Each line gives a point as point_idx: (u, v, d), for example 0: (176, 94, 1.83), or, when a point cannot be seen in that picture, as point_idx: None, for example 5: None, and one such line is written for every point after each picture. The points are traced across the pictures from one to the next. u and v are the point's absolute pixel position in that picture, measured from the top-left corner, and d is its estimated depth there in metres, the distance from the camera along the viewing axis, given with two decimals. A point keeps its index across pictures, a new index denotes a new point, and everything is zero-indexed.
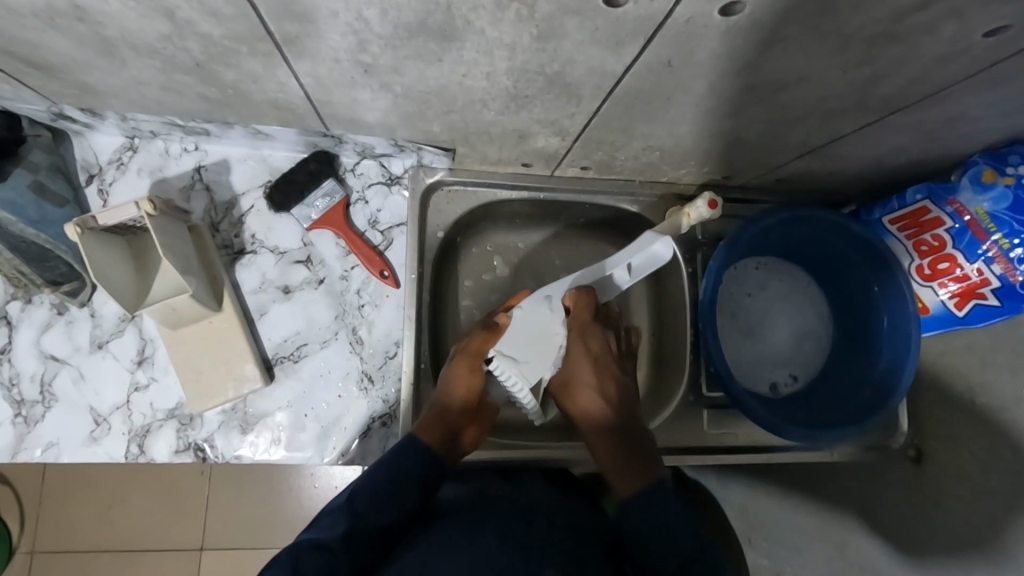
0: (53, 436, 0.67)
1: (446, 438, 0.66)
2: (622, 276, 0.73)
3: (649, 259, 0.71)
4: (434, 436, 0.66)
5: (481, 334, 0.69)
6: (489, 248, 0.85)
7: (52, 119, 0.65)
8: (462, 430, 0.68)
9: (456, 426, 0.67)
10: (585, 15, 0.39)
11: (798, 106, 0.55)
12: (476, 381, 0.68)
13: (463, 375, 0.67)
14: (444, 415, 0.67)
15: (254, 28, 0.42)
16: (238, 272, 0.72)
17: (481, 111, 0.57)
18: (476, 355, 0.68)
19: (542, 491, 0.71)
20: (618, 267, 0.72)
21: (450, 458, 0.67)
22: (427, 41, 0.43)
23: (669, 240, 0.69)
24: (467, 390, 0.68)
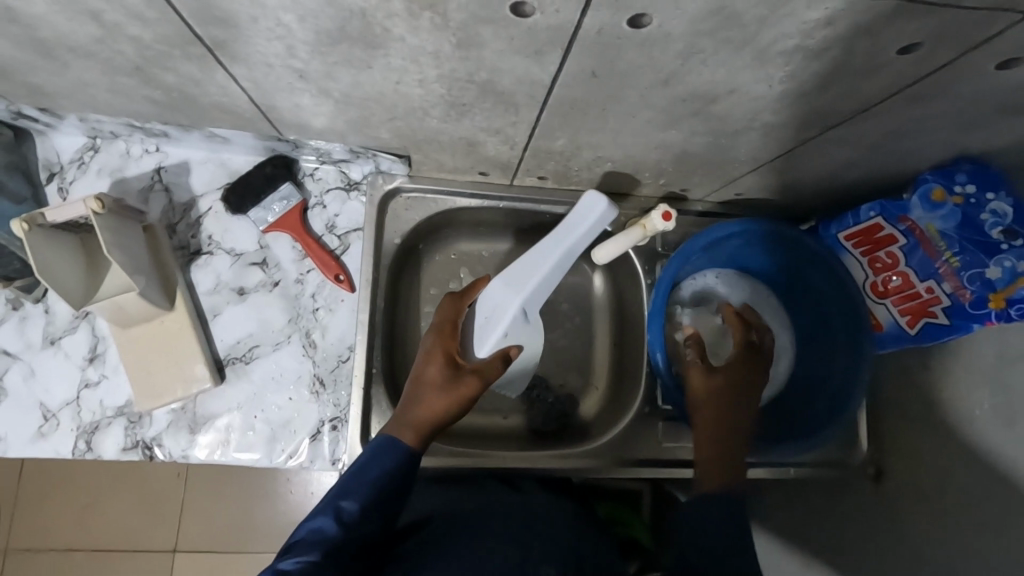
0: (0, 432, 0.68)
1: (421, 445, 0.63)
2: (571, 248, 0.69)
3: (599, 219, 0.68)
4: (414, 441, 0.62)
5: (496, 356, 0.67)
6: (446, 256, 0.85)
7: (13, 119, 0.66)
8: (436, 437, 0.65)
9: (434, 432, 0.64)
10: (497, 24, 0.40)
11: (736, 118, 0.55)
12: (472, 393, 0.65)
13: (458, 388, 0.64)
14: (421, 421, 0.63)
15: (180, 30, 0.43)
16: (193, 273, 0.73)
17: (424, 119, 0.58)
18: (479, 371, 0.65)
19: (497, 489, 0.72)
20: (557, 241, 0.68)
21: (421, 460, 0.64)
22: (351, 47, 0.44)
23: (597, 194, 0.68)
24: (449, 404, 0.64)
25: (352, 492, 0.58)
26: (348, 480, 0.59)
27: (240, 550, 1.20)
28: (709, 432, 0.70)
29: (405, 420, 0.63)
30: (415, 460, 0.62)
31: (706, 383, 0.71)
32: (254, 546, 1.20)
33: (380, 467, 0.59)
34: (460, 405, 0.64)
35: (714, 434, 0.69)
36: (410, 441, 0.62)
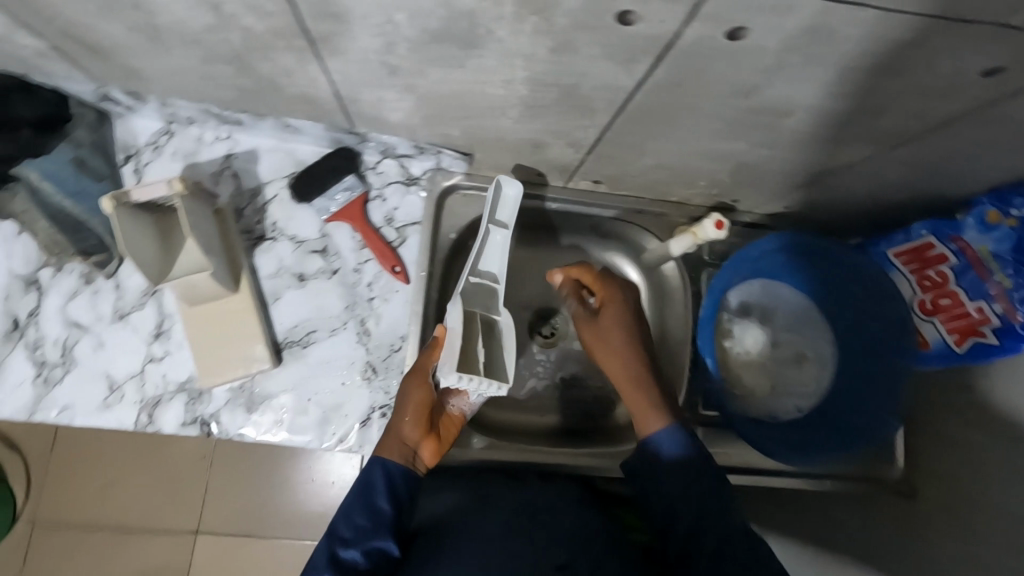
0: (67, 400, 0.70)
1: (407, 456, 0.67)
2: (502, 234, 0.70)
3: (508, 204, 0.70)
4: (395, 452, 0.67)
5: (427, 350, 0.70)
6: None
7: (98, 100, 0.69)
8: (420, 445, 0.68)
9: (415, 440, 0.68)
10: (598, 31, 0.41)
11: (805, 132, 0.56)
12: (424, 393, 0.68)
13: (414, 392, 0.69)
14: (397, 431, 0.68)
15: (292, 23, 0.45)
16: (257, 257, 0.75)
17: (498, 118, 0.60)
18: (422, 371, 0.69)
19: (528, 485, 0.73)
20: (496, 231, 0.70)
21: (415, 472, 0.68)
22: (450, 47, 0.46)
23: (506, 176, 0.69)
24: (413, 406, 0.68)
25: (349, 513, 0.62)
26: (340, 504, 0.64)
27: (260, 535, 1.22)
28: (631, 377, 0.69)
29: (385, 436, 0.68)
30: (403, 469, 0.66)
31: (616, 322, 0.72)
32: (274, 532, 1.23)
33: (364, 482, 0.64)
34: (421, 405, 0.69)
35: (636, 380, 0.69)
36: (392, 452, 0.67)
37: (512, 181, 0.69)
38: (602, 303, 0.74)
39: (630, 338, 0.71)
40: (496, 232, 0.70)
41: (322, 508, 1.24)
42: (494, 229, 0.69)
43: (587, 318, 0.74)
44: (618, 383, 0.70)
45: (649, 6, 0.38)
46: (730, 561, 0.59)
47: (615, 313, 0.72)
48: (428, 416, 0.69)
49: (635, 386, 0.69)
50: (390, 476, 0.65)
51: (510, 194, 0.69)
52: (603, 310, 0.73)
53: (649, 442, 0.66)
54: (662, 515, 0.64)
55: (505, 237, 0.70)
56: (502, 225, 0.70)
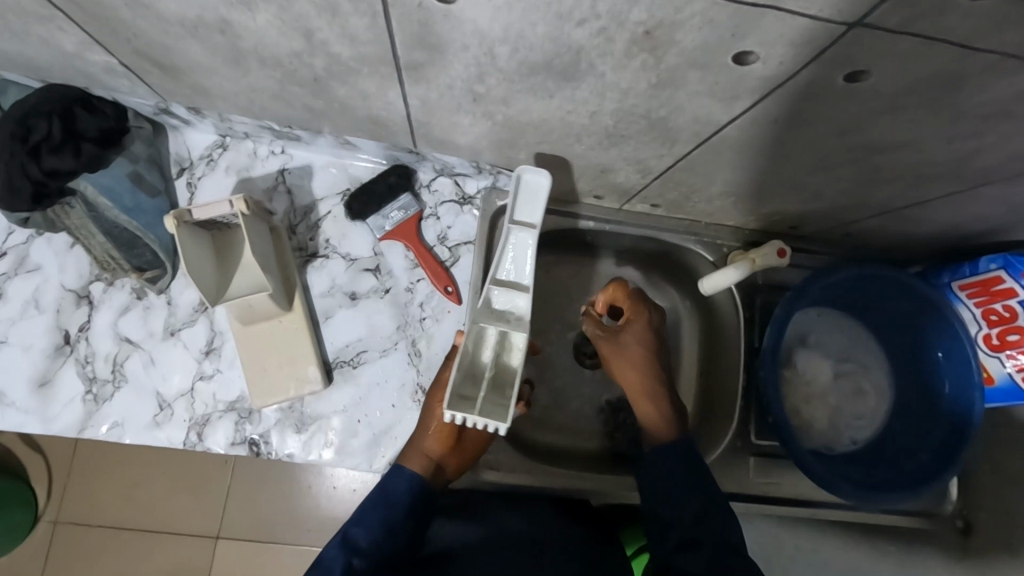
0: (118, 417, 0.69)
1: (428, 469, 0.66)
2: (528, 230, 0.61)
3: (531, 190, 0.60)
4: (417, 464, 0.66)
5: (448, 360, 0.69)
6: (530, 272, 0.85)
7: (155, 113, 0.68)
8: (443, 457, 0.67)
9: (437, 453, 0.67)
10: (709, 69, 0.40)
11: (892, 168, 0.55)
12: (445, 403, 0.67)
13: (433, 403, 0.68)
14: (420, 444, 0.67)
15: (384, 52, 0.44)
16: (309, 274, 0.74)
17: (572, 145, 0.59)
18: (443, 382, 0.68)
19: (557, 518, 0.72)
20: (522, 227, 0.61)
21: (434, 485, 0.66)
22: (545, 79, 0.45)
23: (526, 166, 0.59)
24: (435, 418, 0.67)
25: (363, 521, 0.63)
26: (359, 511, 0.64)
27: (281, 542, 1.20)
28: (642, 397, 0.69)
29: (409, 445, 0.68)
30: (424, 482, 0.65)
31: (637, 338, 0.71)
32: (295, 538, 1.20)
33: (389, 495, 0.64)
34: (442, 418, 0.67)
35: (644, 393, 0.69)
36: (412, 463, 0.66)
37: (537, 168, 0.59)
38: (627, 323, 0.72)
39: (647, 359, 0.71)
40: (522, 233, 0.61)
41: (347, 513, 1.21)
42: (515, 229, 0.61)
43: (611, 342, 0.71)
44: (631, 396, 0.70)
45: (773, 48, 0.37)
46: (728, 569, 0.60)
47: (632, 336, 0.71)
48: (450, 431, 0.67)
49: (646, 407, 0.69)
50: (412, 491, 0.65)
51: (532, 182, 0.60)
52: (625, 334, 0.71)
53: (658, 451, 0.66)
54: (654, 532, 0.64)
55: (532, 239, 0.62)
56: (526, 226, 0.61)
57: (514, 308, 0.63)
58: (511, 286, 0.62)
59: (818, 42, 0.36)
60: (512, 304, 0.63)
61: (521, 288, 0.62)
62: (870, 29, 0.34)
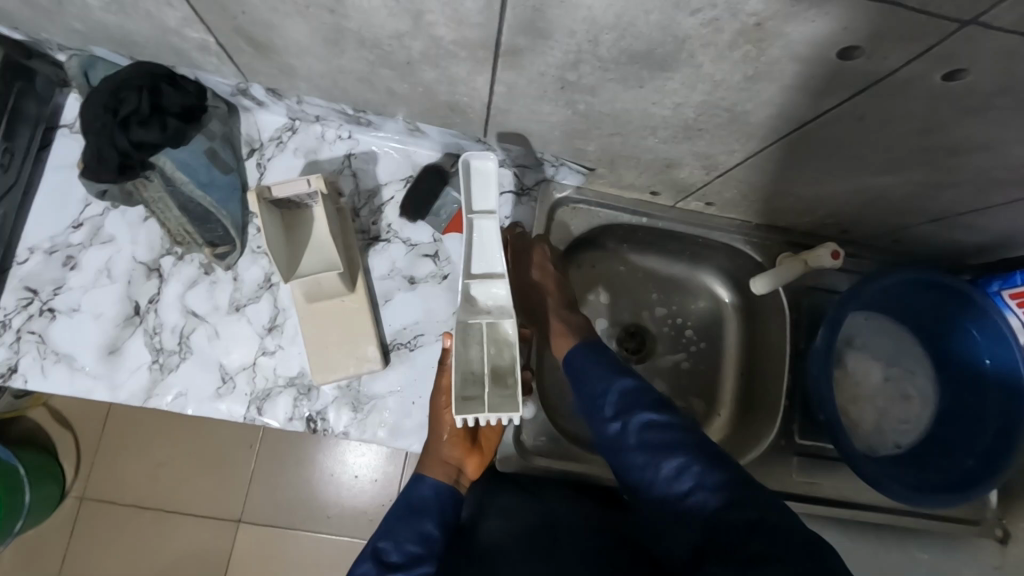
0: (181, 387, 0.71)
1: (451, 476, 0.68)
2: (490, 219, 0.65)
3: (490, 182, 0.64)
4: (440, 473, 0.67)
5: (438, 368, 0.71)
6: (573, 267, 0.87)
7: (232, 93, 0.70)
8: (463, 463, 0.69)
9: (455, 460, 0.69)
10: (809, 63, 0.42)
11: (961, 172, 0.56)
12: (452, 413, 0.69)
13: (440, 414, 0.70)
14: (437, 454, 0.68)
15: (488, 37, 0.46)
16: (371, 257, 0.76)
17: (645, 138, 0.60)
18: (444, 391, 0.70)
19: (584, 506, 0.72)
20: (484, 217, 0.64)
21: (459, 490, 0.68)
22: (641, 68, 0.46)
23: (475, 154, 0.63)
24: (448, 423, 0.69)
25: (389, 533, 0.63)
26: (386, 524, 0.64)
27: (305, 529, 1.20)
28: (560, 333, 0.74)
29: (427, 456, 0.69)
30: (448, 489, 0.67)
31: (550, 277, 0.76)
32: (320, 526, 1.20)
33: (413, 503, 0.65)
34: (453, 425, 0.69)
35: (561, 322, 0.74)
36: (436, 473, 0.67)
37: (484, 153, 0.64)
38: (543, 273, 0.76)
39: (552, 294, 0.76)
40: (485, 221, 0.65)
41: (369, 504, 1.22)
42: (479, 219, 0.64)
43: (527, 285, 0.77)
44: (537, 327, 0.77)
45: (879, 44, 0.38)
46: (770, 530, 0.49)
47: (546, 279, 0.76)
48: (463, 431, 0.69)
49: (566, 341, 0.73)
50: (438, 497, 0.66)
51: (486, 168, 0.64)
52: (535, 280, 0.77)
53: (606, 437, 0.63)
54: (653, 514, 0.58)
55: (496, 224, 0.65)
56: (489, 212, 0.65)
57: (490, 295, 0.66)
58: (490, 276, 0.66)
59: (926, 39, 0.37)
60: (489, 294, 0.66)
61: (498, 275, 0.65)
62: (982, 27, 0.35)
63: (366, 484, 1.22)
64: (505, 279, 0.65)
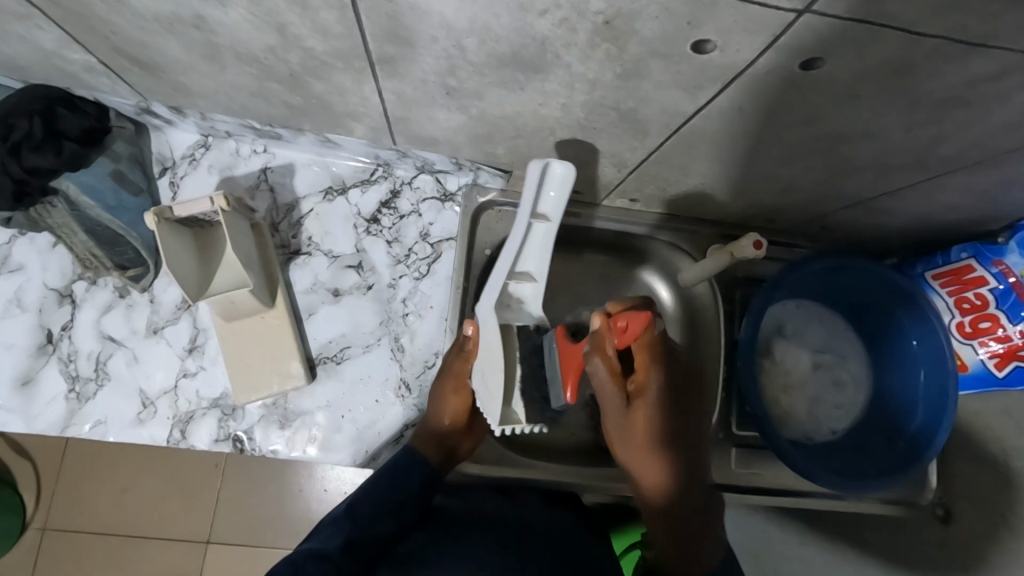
0: (101, 415, 0.69)
1: (445, 455, 0.70)
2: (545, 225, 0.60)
3: (558, 192, 0.57)
4: (434, 454, 0.69)
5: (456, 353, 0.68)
6: None
7: (137, 113, 0.69)
8: (459, 444, 0.71)
9: (451, 442, 0.70)
10: (672, 59, 0.41)
11: (857, 158, 0.56)
12: (463, 401, 0.69)
13: (451, 399, 0.69)
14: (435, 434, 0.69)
15: (357, 46, 0.45)
16: (292, 272, 0.75)
17: (547, 139, 0.60)
18: (459, 379, 0.68)
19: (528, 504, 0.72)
20: (541, 220, 0.59)
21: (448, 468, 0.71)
22: (515, 71, 0.46)
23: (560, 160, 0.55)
24: (454, 409, 0.69)
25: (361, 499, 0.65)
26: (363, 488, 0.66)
27: (268, 545, 1.18)
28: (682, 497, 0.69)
29: (423, 433, 0.70)
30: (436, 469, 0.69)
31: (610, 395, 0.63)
32: (283, 541, 1.18)
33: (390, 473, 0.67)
34: (460, 410, 0.69)
35: (698, 469, 0.70)
36: (429, 452, 0.69)
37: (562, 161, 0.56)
38: (639, 389, 0.65)
39: (658, 435, 0.66)
40: (539, 226, 0.59)
41: None
42: (536, 222, 0.59)
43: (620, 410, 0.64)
44: (564, 373, 0.57)
45: (729, 36, 0.38)
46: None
47: (646, 406, 0.65)
48: (467, 415, 0.71)
49: (656, 520, 0.70)
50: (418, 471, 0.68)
51: (558, 174, 0.56)
52: (635, 407, 0.65)
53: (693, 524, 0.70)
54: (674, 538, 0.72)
55: (548, 233, 0.60)
56: (544, 217, 0.59)
57: (516, 293, 0.63)
58: (520, 276, 0.62)
59: (770, 29, 0.37)
60: (516, 292, 0.63)
61: (530, 277, 0.62)
62: (818, 16, 0.35)
63: (335, 496, 1.20)
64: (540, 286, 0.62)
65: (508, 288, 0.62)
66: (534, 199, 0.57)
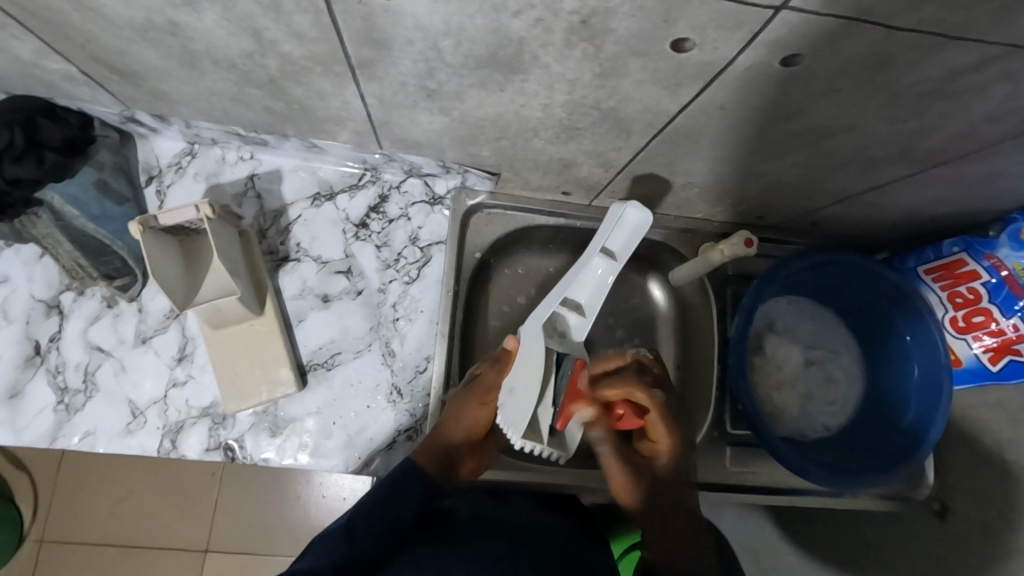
0: (90, 426, 0.69)
1: (444, 469, 0.68)
2: (608, 264, 0.63)
3: (631, 230, 0.61)
4: (434, 464, 0.68)
5: (493, 368, 0.68)
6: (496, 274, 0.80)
7: (121, 122, 0.69)
8: (462, 459, 0.71)
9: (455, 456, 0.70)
10: (649, 57, 0.41)
11: (843, 153, 0.56)
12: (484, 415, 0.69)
13: (474, 410, 0.68)
14: (444, 442, 0.68)
15: (333, 50, 0.45)
16: (280, 278, 0.75)
17: (531, 139, 0.59)
18: (488, 392, 0.68)
19: (521, 506, 0.71)
20: (599, 255, 0.63)
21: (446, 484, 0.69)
22: (493, 72, 0.46)
23: (642, 206, 0.60)
24: (471, 424, 0.68)
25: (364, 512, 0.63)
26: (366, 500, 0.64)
27: (267, 553, 1.18)
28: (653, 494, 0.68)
29: (430, 443, 0.68)
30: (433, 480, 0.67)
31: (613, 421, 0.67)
32: (279, 548, 1.18)
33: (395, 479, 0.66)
34: (479, 423, 0.69)
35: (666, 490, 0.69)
36: (431, 462, 0.68)
37: (641, 207, 0.61)
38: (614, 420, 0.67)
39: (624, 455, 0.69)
40: (599, 261, 0.63)
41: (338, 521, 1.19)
42: (598, 258, 0.63)
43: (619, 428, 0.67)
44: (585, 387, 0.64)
45: (705, 33, 0.38)
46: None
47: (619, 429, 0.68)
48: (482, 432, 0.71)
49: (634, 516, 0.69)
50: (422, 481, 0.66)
51: (633, 219, 0.61)
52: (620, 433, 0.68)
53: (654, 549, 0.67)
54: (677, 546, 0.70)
55: (611, 269, 0.63)
56: (611, 255, 0.63)
57: (564, 324, 0.66)
58: (571, 305, 0.65)
59: (746, 26, 0.36)
60: (563, 322, 0.66)
61: (578, 309, 0.65)
62: (792, 11, 0.35)
63: (335, 501, 1.20)
64: (587, 321, 0.65)
65: (555, 316, 0.65)
66: (605, 237, 0.62)
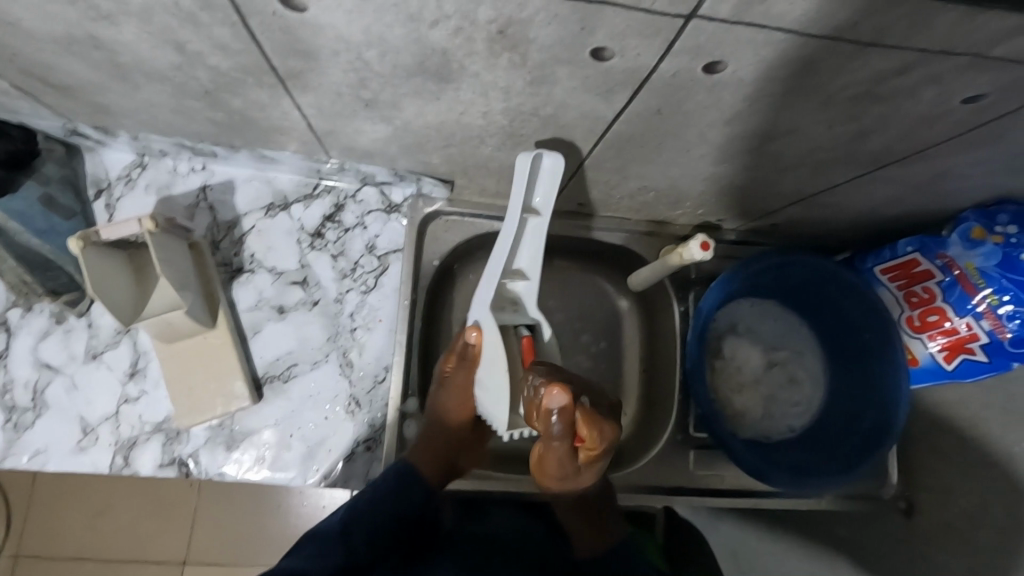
0: (41, 444, 0.68)
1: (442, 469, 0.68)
2: (537, 220, 0.60)
3: (548, 182, 0.56)
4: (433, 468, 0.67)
5: (462, 364, 0.65)
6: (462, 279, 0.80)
7: (66, 135, 0.68)
8: (457, 455, 0.70)
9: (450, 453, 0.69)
10: (575, 65, 0.41)
11: (788, 156, 0.56)
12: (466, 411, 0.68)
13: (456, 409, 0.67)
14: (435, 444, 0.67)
15: (259, 61, 0.44)
16: (235, 290, 0.74)
17: (478, 147, 0.59)
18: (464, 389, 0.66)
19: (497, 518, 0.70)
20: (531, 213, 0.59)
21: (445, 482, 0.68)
22: (425, 81, 0.45)
23: (557, 154, 0.54)
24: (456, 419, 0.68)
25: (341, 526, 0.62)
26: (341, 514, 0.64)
27: (249, 563, 1.16)
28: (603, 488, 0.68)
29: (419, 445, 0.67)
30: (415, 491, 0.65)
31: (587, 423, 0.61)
32: (261, 558, 1.16)
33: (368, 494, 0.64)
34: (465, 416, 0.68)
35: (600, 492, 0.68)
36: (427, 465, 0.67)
37: (551, 152, 0.54)
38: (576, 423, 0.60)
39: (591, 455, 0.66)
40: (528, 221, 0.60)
41: None
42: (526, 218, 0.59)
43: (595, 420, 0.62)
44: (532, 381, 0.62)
45: (625, 42, 0.37)
46: None
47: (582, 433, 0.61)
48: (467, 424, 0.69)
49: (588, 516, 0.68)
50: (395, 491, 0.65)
51: (547, 166, 0.55)
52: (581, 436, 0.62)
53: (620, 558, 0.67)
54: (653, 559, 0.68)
55: (542, 225, 0.60)
56: (535, 212, 0.59)
57: (512, 292, 0.64)
58: (514, 274, 0.63)
59: (663, 34, 0.36)
60: (511, 291, 0.64)
61: (521, 275, 0.64)
62: (706, 19, 0.35)
63: (315, 509, 1.19)
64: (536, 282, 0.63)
65: (501, 291, 0.64)
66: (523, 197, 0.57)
